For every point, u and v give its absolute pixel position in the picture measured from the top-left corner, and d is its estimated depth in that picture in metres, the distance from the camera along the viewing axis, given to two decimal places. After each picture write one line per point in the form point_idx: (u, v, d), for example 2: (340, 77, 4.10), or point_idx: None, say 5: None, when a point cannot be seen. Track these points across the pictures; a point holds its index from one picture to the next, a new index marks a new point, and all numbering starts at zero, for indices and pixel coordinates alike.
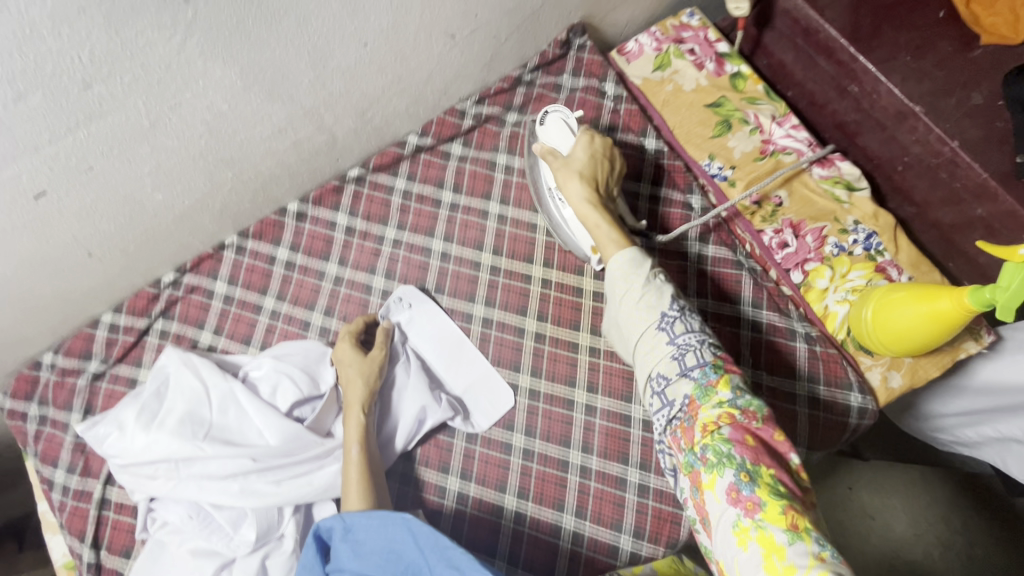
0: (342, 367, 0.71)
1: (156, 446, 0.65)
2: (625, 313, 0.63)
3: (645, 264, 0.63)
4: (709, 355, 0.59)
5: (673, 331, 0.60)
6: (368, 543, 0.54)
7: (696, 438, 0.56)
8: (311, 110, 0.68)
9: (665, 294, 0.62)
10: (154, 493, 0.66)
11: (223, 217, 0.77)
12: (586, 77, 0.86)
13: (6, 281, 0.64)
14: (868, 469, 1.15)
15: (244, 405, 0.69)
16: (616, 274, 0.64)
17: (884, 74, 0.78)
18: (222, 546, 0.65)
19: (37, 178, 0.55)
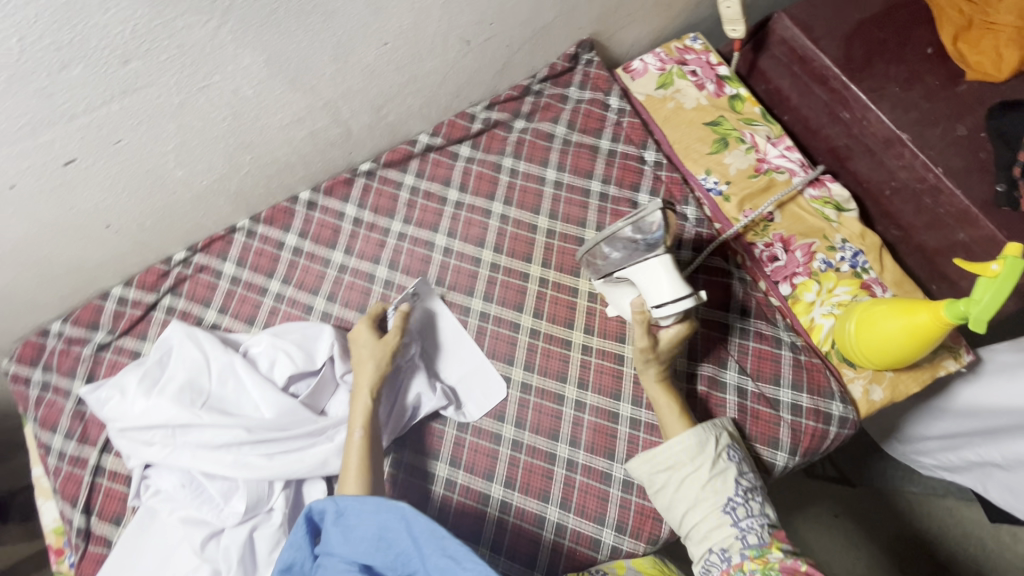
0: (357, 348, 0.72)
1: (155, 412, 0.67)
2: (683, 486, 0.65)
3: (707, 448, 0.65)
4: (765, 530, 0.62)
5: (737, 516, 0.62)
6: (358, 528, 0.55)
7: (744, 563, 0.59)
8: (330, 102, 0.72)
9: (730, 478, 0.64)
10: (149, 459, 0.67)
11: (238, 200, 0.81)
12: (592, 90, 0.90)
13: (28, 244, 0.67)
14: (854, 496, 1.16)
15: (242, 378, 0.70)
16: (676, 459, 0.65)
17: (873, 102, 0.83)
18: (212, 517, 0.66)
19: (68, 146, 0.58)
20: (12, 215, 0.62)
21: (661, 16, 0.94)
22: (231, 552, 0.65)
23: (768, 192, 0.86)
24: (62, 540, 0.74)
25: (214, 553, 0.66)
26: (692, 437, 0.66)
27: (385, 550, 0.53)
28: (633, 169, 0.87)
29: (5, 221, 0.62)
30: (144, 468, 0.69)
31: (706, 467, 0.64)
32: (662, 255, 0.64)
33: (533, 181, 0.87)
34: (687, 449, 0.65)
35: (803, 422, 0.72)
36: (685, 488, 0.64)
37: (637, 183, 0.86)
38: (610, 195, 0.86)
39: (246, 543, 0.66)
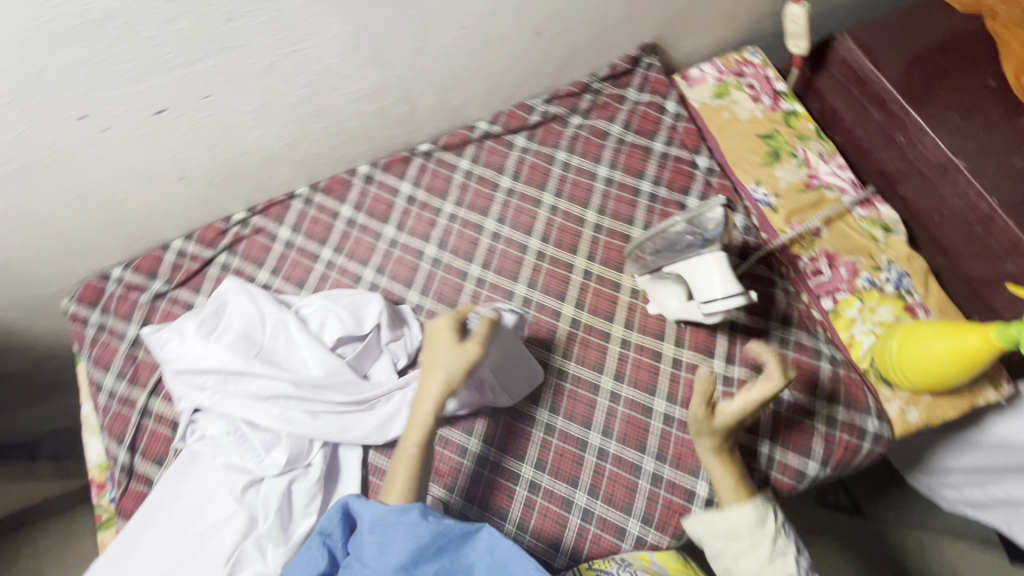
0: (433, 348, 0.66)
1: (211, 358, 0.70)
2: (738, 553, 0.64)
3: (767, 524, 0.64)
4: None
5: None
6: (393, 542, 0.53)
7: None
8: (402, 80, 0.75)
9: (790, 556, 0.63)
10: (200, 403, 0.70)
11: (301, 167, 0.84)
12: (651, 93, 0.92)
13: (107, 188, 0.70)
14: (870, 529, 1.14)
15: (293, 335, 0.73)
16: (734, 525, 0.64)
17: (931, 127, 0.83)
18: (252, 466, 0.69)
19: (161, 96, 0.61)
20: (100, 157, 0.65)
21: (723, 27, 0.96)
22: (269, 501, 0.67)
23: (817, 208, 0.87)
24: (106, 475, 0.77)
25: (252, 500, 0.68)
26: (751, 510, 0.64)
27: (422, 565, 0.52)
28: (684, 173, 0.88)
29: (92, 162, 0.66)
30: (192, 411, 0.71)
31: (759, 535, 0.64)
32: (717, 253, 0.65)
33: (585, 176, 0.89)
34: (746, 521, 0.64)
35: (837, 435, 0.73)
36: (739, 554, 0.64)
37: (687, 186, 0.87)
38: (660, 196, 0.87)
39: (285, 494, 0.68)
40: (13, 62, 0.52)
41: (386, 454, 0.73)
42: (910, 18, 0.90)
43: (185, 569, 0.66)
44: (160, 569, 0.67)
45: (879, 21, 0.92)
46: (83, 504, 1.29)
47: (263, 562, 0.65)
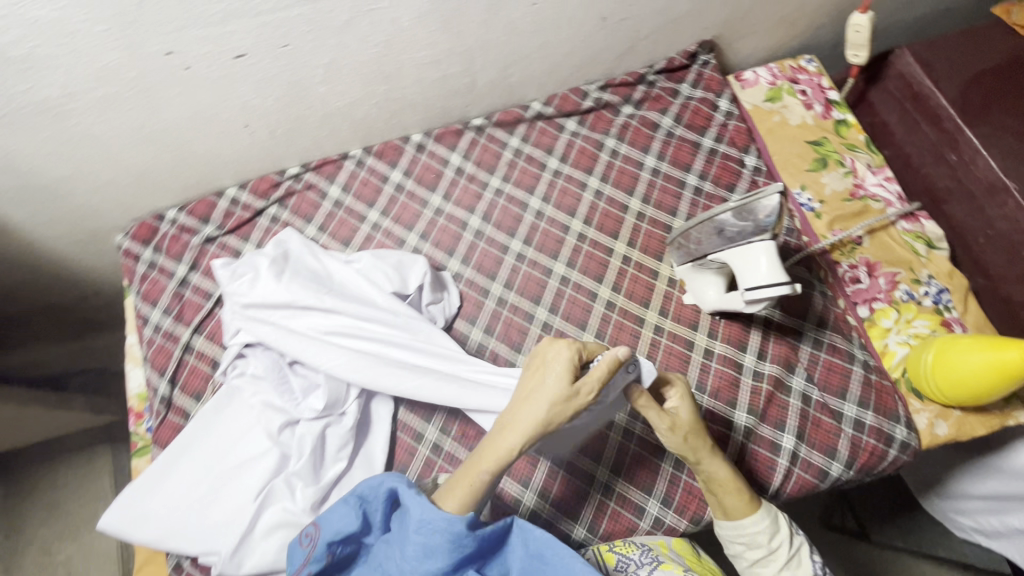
0: (546, 370, 0.56)
1: (269, 298, 0.73)
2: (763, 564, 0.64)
3: (780, 529, 0.64)
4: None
5: None
6: (434, 545, 0.55)
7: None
8: (468, 50, 0.77)
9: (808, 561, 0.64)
10: (262, 334, 0.72)
11: (359, 128, 0.86)
12: (704, 90, 0.93)
13: (178, 128, 0.73)
14: (872, 552, 1.13)
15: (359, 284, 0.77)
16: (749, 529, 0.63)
17: (985, 148, 0.83)
18: (289, 406, 0.71)
19: (244, 40, 0.64)
20: (177, 96, 0.68)
21: (781, 31, 0.97)
22: (304, 441, 0.69)
23: (861, 217, 0.88)
24: (145, 404, 0.80)
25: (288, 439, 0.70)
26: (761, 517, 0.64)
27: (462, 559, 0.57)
28: (731, 170, 0.89)
29: (169, 100, 0.68)
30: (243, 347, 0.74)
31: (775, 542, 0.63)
32: (768, 242, 0.66)
33: (632, 164, 0.90)
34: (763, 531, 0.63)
35: (864, 439, 0.73)
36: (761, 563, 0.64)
37: (733, 184, 0.88)
38: (704, 191, 0.88)
39: (319, 438, 0.70)
40: None
41: (414, 413, 0.75)
42: (972, 37, 0.91)
43: (216, 499, 0.69)
44: (190, 497, 0.69)
45: (940, 39, 0.92)
46: (102, 446, 1.32)
47: (292, 501, 0.67)
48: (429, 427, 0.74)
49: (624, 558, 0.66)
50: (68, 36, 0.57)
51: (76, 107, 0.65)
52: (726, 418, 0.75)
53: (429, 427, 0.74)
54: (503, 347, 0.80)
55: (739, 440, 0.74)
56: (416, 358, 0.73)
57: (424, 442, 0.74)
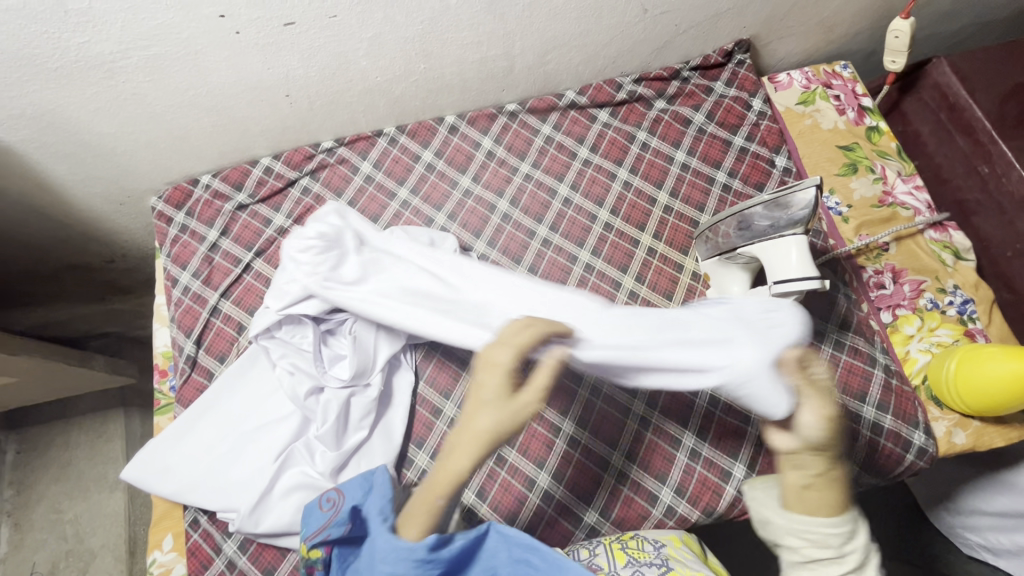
0: (482, 390, 0.50)
1: (328, 269, 0.71)
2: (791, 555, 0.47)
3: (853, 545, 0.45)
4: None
5: None
6: None
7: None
8: (509, 33, 0.78)
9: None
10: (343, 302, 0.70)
11: (395, 106, 0.87)
12: (738, 89, 0.94)
13: (222, 93, 0.75)
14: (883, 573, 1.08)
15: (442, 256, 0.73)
16: (822, 536, 0.44)
17: (1020, 161, 0.83)
18: (315, 373, 0.71)
19: (294, 8, 0.65)
20: (224, 60, 0.70)
21: (818, 36, 0.97)
22: (327, 408, 0.69)
23: (889, 224, 0.88)
24: (170, 364, 0.82)
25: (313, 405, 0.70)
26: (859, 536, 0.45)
27: None
28: (761, 169, 0.89)
29: (216, 64, 0.70)
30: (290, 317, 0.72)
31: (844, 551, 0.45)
32: (800, 236, 0.67)
33: (662, 158, 0.90)
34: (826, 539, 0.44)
35: (881, 442, 0.74)
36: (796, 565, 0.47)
37: (763, 183, 0.88)
38: (733, 188, 0.88)
39: (344, 406, 0.70)
40: None
41: (434, 389, 0.76)
42: (1013, 51, 0.90)
43: (237, 458, 0.70)
44: (212, 455, 0.70)
45: (979, 52, 0.92)
46: (115, 411, 1.32)
47: (311, 464, 0.68)
48: (448, 402, 0.75)
49: (636, 561, 0.62)
50: None
51: (127, 64, 0.67)
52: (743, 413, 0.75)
53: (448, 403, 0.75)
54: None
55: (755, 435, 0.74)
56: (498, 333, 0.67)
57: (442, 416, 0.75)
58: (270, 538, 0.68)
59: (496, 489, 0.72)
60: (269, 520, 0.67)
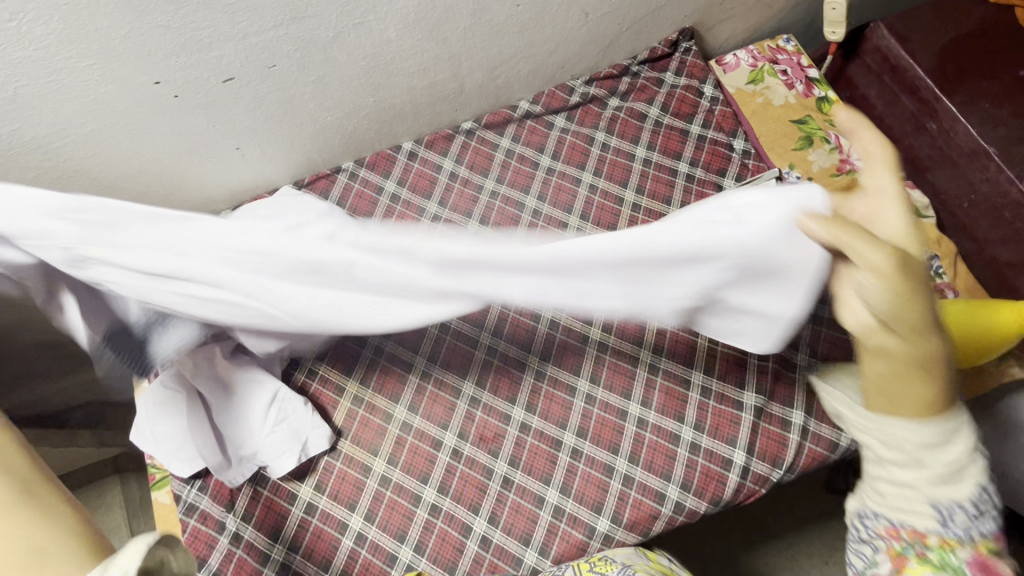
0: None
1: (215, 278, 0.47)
2: (892, 489, 0.55)
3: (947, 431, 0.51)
4: (985, 533, 0.53)
5: (870, 510, 0.58)
6: None
7: (925, 538, 0.53)
8: (454, 56, 0.78)
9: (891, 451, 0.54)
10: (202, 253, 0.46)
11: (349, 140, 0.85)
12: (687, 77, 0.94)
13: (170, 156, 0.72)
14: None
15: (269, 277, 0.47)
16: (906, 437, 0.52)
17: (963, 114, 0.84)
18: (290, 418, 0.75)
19: (232, 64, 0.63)
20: (166, 123, 0.67)
21: (759, 14, 0.98)
22: (273, 440, 0.74)
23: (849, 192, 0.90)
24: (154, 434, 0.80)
25: (266, 452, 0.74)
26: (972, 486, 0.52)
27: None
28: (721, 155, 0.90)
29: (159, 130, 0.68)
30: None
31: (953, 474, 0.52)
32: None
33: (624, 157, 0.90)
34: (922, 440, 0.51)
35: None
36: (896, 492, 0.55)
37: (724, 168, 0.89)
38: (696, 177, 0.89)
39: (301, 450, 0.75)
40: (101, 26, 0.54)
41: (431, 422, 0.77)
42: (940, 5, 0.92)
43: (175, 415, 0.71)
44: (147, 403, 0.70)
45: (911, 11, 0.94)
46: (110, 479, 1.27)
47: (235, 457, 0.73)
48: (447, 433, 0.77)
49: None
50: (55, 72, 0.56)
51: (65, 143, 0.64)
52: (735, 399, 0.77)
53: (447, 434, 0.77)
54: (513, 348, 0.80)
55: (750, 419, 0.76)
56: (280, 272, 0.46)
57: (444, 448, 0.76)
58: (236, 482, 0.73)
59: (507, 513, 0.73)
60: (232, 455, 0.73)
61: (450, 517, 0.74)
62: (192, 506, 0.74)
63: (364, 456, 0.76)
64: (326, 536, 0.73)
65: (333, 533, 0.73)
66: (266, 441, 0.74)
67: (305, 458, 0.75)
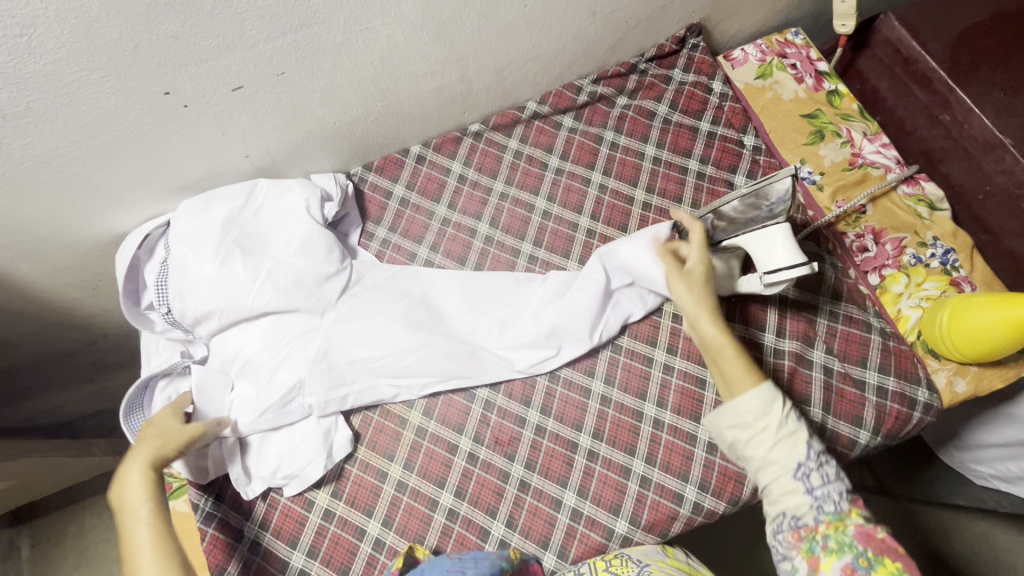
0: (149, 432, 0.65)
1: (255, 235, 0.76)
2: (773, 481, 0.63)
3: (771, 409, 0.64)
4: (844, 497, 0.61)
5: (778, 522, 0.63)
6: None
7: (817, 529, 0.60)
8: (462, 57, 0.77)
9: (757, 447, 0.64)
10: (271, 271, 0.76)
11: (357, 146, 0.85)
12: (696, 74, 0.93)
13: (181, 165, 0.72)
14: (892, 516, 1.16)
15: (269, 206, 0.77)
16: (739, 417, 0.65)
17: (977, 106, 0.84)
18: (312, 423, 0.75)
19: (241, 73, 0.63)
20: (176, 134, 0.67)
21: (767, 9, 0.97)
22: (299, 451, 0.74)
23: (862, 185, 0.89)
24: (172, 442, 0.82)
25: (289, 463, 0.74)
26: (803, 446, 0.63)
27: None
28: (732, 152, 0.89)
29: (169, 139, 0.68)
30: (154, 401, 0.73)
31: (784, 435, 0.64)
32: (783, 224, 0.70)
33: (633, 155, 0.89)
34: (751, 410, 0.64)
35: (888, 404, 0.75)
36: (772, 481, 0.63)
37: (735, 165, 0.88)
38: (707, 174, 0.88)
39: (324, 456, 0.75)
40: (111, 39, 0.54)
41: (446, 426, 0.77)
42: None
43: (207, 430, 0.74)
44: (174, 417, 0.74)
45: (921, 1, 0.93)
46: None
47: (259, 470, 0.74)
48: (462, 437, 0.77)
49: None
50: (66, 86, 0.56)
51: (76, 156, 0.64)
52: None
53: (462, 438, 0.77)
54: None
55: None
56: (259, 246, 0.76)
57: (459, 451, 0.76)
58: (252, 495, 0.74)
59: (524, 516, 0.73)
60: (260, 467, 0.74)
61: (467, 521, 0.73)
62: (211, 515, 0.74)
63: (380, 462, 0.76)
64: (344, 543, 0.73)
65: (350, 539, 0.73)
66: (294, 451, 0.75)
67: (331, 464, 0.75)
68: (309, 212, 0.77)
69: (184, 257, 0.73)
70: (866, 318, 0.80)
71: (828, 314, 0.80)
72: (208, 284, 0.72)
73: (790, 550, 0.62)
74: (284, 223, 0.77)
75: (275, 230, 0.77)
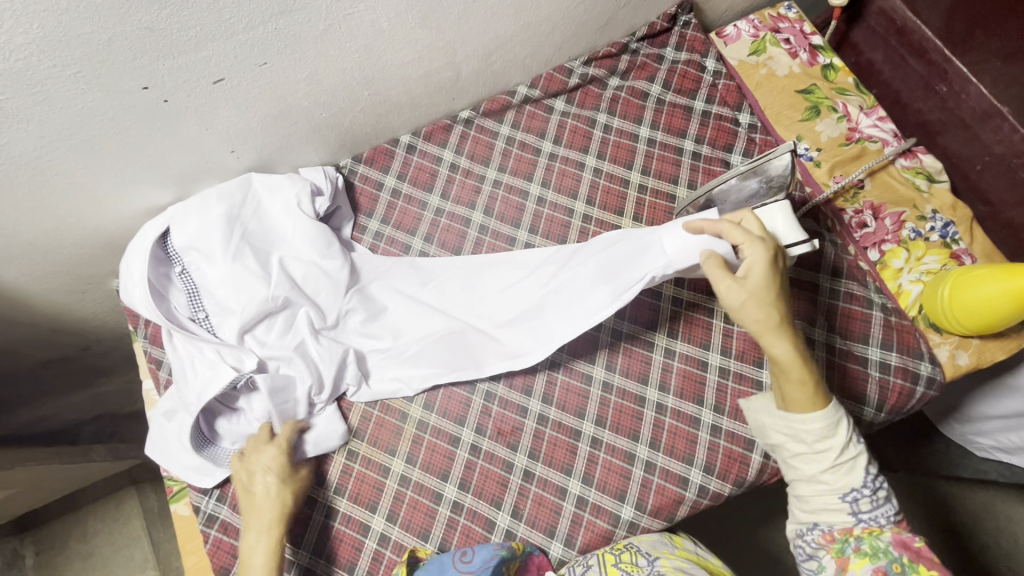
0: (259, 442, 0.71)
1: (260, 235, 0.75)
2: (816, 495, 0.62)
3: (836, 432, 0.61)
4: (891, 520, 0.61)
5: (808, 527, 0.63)
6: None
7: (851, 531, 0.60)
8: (450, 42, 0.75)
9: (810, 463, 0.62)
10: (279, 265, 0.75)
11: (345, 137, 0.83)
12: (688, 52, 0.92)
13: (164, 163, 0.70)
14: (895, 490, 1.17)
15: (266, 207, 0.76)
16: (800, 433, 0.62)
17: (975, 75, 0.82)
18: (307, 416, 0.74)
19: (222, 64, 0.61)
20: (158, 131, 0.65)
21: None
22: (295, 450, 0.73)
23: (859, 160, 0.88)
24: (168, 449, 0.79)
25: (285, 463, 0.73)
26: (863, 473, 0.61)
27: None
28: (727, 130, 0.88)
29: (150, 136, 0.66)
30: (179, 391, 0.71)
31: (844, 460, 0.61)
32: (782, 201, 0.69)
33: (627, 137, 0.87)
34: (813, 432, 0.61)
35: (891, 380, 0.75)
36: (814, 495, 0.62)
37: (731, 144, 0.87)
38: (703, 154, 0.86)
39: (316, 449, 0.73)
40: (84, 32, 0.52)
41: (447, 419, 0.77)
42: None
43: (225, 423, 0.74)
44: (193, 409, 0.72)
45: None
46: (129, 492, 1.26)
47: None
48: (464, 429, 0.76)
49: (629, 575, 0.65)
50: (39, 84, 0.54)
51: (57, 157, 0.62)
52: (755, 379, 0.76)
53: (464, 430, 0.76)
54: None
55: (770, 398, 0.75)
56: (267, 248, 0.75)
57: (461, 444, 0.75)
58: None
59: (530, 506, 0.73)
60: None
61: (473, 513, 0.73)
62: (212, 516, 0.73)
63: (382, 457, 0.75)
64: (348, 540, 0.72)
65: (356, 536, 0.73)
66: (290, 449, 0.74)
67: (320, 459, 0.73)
68: (302, 209, 0.76)
69: (197, 262, 0.73)
70: (868, 294, 0.79)
71: (829, 291, 0.79)
72: (226, 286, 0.72)
73: (818, 549, 0.62)
74: (282, 221, 0.76)
75: (275, 227, 0.76)
